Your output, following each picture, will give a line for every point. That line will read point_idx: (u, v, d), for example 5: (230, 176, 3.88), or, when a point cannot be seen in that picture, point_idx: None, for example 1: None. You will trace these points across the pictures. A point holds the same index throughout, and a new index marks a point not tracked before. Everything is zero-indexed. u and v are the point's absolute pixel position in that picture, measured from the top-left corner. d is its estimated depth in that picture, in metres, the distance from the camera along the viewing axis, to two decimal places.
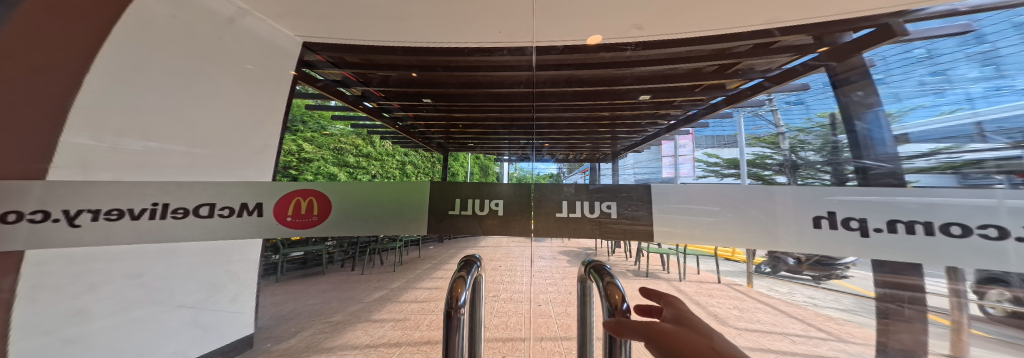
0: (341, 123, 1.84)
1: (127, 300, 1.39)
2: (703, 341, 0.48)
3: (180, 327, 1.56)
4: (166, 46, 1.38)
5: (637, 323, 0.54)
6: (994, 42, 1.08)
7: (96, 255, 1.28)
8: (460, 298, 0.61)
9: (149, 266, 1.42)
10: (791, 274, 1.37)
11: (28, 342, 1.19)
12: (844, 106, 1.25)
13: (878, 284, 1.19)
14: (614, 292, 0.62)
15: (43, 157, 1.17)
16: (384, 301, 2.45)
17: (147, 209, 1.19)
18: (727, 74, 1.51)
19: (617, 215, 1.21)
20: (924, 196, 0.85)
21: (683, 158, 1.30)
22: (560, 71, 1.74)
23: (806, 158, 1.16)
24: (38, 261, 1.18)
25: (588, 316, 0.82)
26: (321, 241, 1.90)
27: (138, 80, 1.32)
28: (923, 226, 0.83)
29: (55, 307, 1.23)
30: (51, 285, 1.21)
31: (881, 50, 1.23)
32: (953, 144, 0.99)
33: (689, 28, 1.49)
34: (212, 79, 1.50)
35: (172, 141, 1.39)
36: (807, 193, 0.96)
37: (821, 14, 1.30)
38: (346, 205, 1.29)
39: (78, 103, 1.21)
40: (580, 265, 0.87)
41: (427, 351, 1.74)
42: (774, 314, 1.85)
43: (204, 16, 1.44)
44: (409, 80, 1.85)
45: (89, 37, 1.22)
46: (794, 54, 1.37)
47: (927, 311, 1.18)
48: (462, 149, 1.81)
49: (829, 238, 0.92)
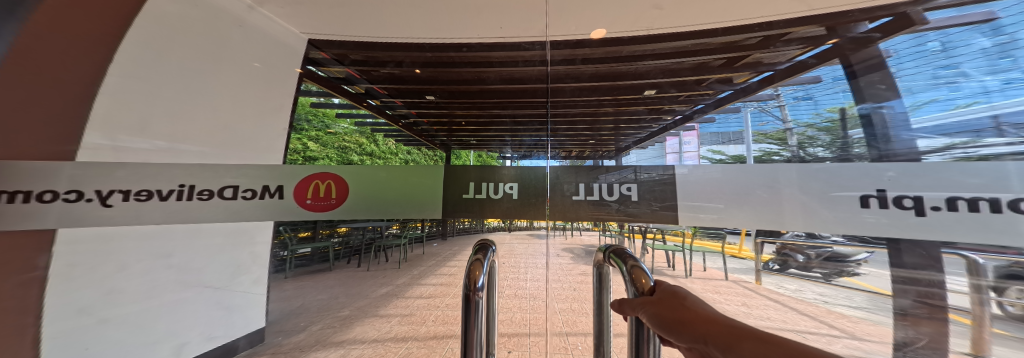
0: (346, 120, 1.82)
1: (156, 280, 1.43)
2: (678, 301, 0.46)
3: (206, 308, 1.59)
4: (188, 33, 1.41)
5: (636, 300, 0.49)
6: (1011, 34, 1.06)
7: (128, 234, 1.32)
8: (478, 281, 0.61)
9: (176, 247, 1.46)
10: (802, 271, 1.49)
11: (68, 322, 1.23)
12: (885, 79, 1.18)
13: (894, 280, 1.16)
14: (641, 276, 0.57)
15: (69, 139, 1.20)
16: (390, 297, 2.40)
17: (175, 190, 1.19)
18: (736, 67, 1.50)
19: (637, 198, 1.17)
20: (994, 172, 0.80)
21: (688, 155, 1.19)
22: (573, 63, 1.71)
23: (815, 154, 1.09)
24: (69, 240, 1.20)
25: (605, 301, 0.79)
26: (328, 236, 2.12)
27: (158, 71, 1.35)
28: (988, 203, 0.78)
29: (87, 288, 1.26)
30: (85, 265, 1.25)
31: (896, 41, 1.18)
32: (970, 138, 0.97)
33: (693, 21, 1.51)
34: (232, 67, 1.53)
35: (194, 128, 1.42)
36: (855, 171, 0.92)
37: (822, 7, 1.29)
38: (368, 192, 1.29)
39: (105, 88, 1.25)
40: (597, 251, 0.82)
41: (433, 345, 1.74)
42: (784, 311, 1.75)
43: (216, 12, 1.47)
44: (411, 76, 1.86)
45: (113, 34, 1.27)
46: (806, 46, 1.33)
47: (945, 309, 1.13)
48: (466, 147, 1.74)
49: (879, 218, 0.88)
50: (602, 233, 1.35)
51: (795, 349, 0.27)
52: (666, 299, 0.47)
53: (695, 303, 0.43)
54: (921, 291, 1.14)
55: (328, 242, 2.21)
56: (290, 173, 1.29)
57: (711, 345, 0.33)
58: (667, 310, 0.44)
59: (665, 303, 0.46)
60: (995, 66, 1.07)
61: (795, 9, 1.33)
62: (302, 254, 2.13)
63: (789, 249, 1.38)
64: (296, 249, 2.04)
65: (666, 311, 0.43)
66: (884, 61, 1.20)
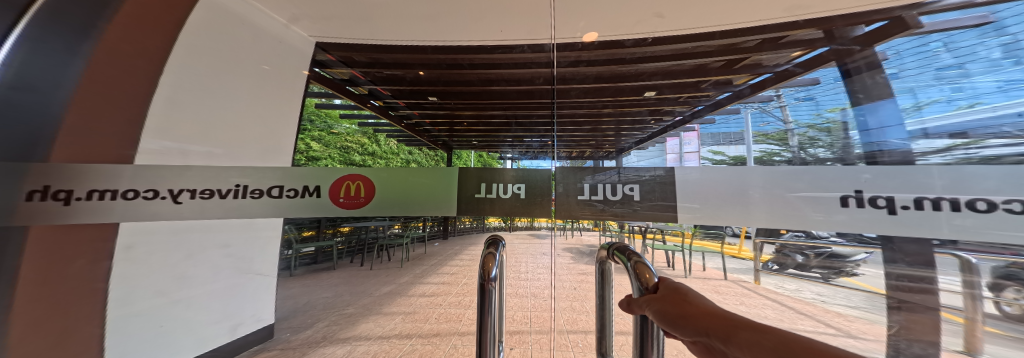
0: (347, 121, 2.01)
1: (217, 267, 1.51)
2: (681, 298, 0.48)
3: (254, 292, 1.69)
4: (237, 42, 1.49)
5: (642, 298, 0.52)
6: (1015, 34, 1.05)
7: (192, 226, 1.41)
8: (492, 271, 0.64)
9: (232, 237, 1.54)
10: (800, 271, 1.52)
11: (140, 304, 1.29)
12: (866, 89, 1.23)
13: (888, 276, 1.14)
14: (644, 271, 0.59)
15: (131, 143, 1.25)
16: (394, 295, 2.29)
17: (232, 189, 1.20)
18: (733, 69, 1.61)
19: (640, 199, 1.18)
20: (954, 173, 0.86)
21: (689, 156, 1.20)
22: (581, 63, 1.81)
23: (817, 155, 1.10)
24: (138, 230, 1.28)
25: (606, 297, 0.80)
26: (331, 236, 2.19)
27: (211, 80, 1.43)
28: (949, 202, 0.83)
29: (160, 272, 1.34)
30: (145, 249, 1.30)
31: (894, 43, 1.21)
32: (974, 139, 0.97)
33: (697, 24, 1.50)
34: (271, 74, 1.63)
35: (212, 131, 1.43)
36: (835, 172, 0.93)
37: (817, 10, 1.29)
38: (391, 190, 1.29)
39: (163, 90, 1.31)
40: (601, 248, 0.84)
41: (438, 342, 1.68)
42: (782, 310, 1.69)
43: (258, 32, 1.55)
44: (418, 78, 2.02)
45: (151, 44, 1.30)
46: (804, 48, 1.39)
47: (939, 308, 1.12)
48: (466, 147, 1.89)
49: (858, 217, 0.91)
50: (603, 233, 1.45)
51: (781, 336, 0.29)
52: (669, 296, 0.50)
53: (696, 297, 0.46)
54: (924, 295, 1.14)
55: (331, 242, 2.25)
56: (325, 172, 1.27)
57: (712, 336, 0.35)
58: (670, 306, 0.46)
59: (669, 300, 0.48)
60: (998, 67, 1.06)
61: (778, 15, 1.37)
62: (306, 254, 2.15)
63: (788, 250, 1.43)
64: (301, 247, 2.05)
65: (669, 307, 0.46)
66: (880, 64, 1.23)
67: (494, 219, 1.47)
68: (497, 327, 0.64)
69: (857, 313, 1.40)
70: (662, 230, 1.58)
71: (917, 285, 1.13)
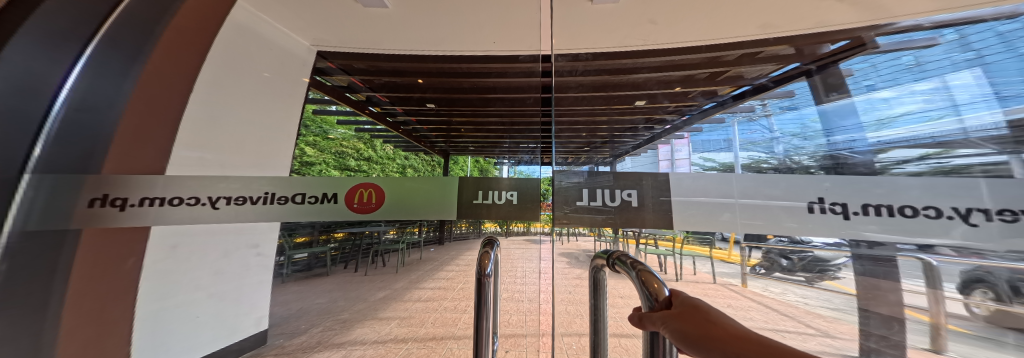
0: (344, 127, 1.94)
1: (246, 265, 1.63)
2: (701, 317, 0.41)
3: (265, 291, 1.75)
4: (258, 58, 1.59)
5: (659, 314, 0.46)
6: (980, 50, 1.13)
7: (227, 229, 1.54)
8: (488, 267, 0.68)
9: (263, 238, 1.68)
10: (785, 274, 1.60)
11: (159, 301, 1.33)
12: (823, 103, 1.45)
13: (857, 272, 1.26)
14: (652, 280, 0.54)
15: (163, 153, 1.28)
16: (389, 300, 2.27)
17: (261, 197, 1.18)
18: (716, 81, 1.79)
19: (638, 205, 1.16)
20: (890, 185, 0.88)
21: (680, 162, 1.25)
22: (576, 61, 1.85)
23: (800, 162, 1.21)
24: (162, 234, 1.34)
25: (600, 305, 0.85)
26: (326, 241, 2.03)
27: (228, 90, 1.49)
28: (886, 208, 0.88)
29: (201, 267, 1.45)
30: (186, 247, 1.40)
31: (854, 61, 1.41)
32: (944, 148, 1.01)
33: (680, 39, 1.61)
34: (295, 89, 1.75)
35: (220, 140, 1.45)
36: (801, 180, 0.95)
37: (788, 29, 1.42)
38: (405, 196, 1.28)
39: (195, 98, 1.40)
40: (596, 255, 0.87)
41: (434, 346, 1.68)
42: (767, 312, 1.66)
43: (285, 54, 1.69)
44: (415, 85, 2.24)
45: (189, 63, 1.38)
46: (778, 63, 1.61)
47: (903, 305, 1.27)
48: (462, 152, 2.04)
49: (819, 224, 0.93)
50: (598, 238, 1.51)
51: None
52: (685, 312, 0.44)
53: (721, 318, 0.40)
54: (872, 283, 1.29)
55: (326, 248, 2.08)
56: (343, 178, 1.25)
57: None
58: (691, 326, 0.40)
59: (686, 318, 0.42)
60: (961, 81, 1.13)
61: (753, 32, 1.47)
62: (298, 260, 1.97)
63: (775, 255, 1.50)
64: (291, 254, 1.89)
65: (688, 327, 0.40)
66: (845, 79, 1.43)
67: (489, 224, 1.55)
68: (491, 326, 0.66)
69: (835, 313, 1.48)
70: (655, 235, 1.64)
71: (878, 280, 1.27)
